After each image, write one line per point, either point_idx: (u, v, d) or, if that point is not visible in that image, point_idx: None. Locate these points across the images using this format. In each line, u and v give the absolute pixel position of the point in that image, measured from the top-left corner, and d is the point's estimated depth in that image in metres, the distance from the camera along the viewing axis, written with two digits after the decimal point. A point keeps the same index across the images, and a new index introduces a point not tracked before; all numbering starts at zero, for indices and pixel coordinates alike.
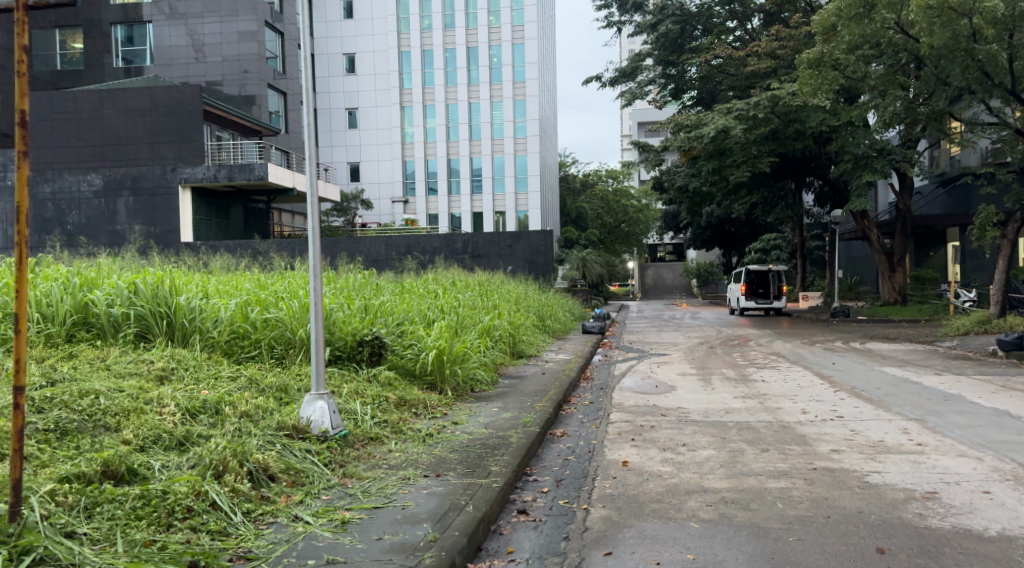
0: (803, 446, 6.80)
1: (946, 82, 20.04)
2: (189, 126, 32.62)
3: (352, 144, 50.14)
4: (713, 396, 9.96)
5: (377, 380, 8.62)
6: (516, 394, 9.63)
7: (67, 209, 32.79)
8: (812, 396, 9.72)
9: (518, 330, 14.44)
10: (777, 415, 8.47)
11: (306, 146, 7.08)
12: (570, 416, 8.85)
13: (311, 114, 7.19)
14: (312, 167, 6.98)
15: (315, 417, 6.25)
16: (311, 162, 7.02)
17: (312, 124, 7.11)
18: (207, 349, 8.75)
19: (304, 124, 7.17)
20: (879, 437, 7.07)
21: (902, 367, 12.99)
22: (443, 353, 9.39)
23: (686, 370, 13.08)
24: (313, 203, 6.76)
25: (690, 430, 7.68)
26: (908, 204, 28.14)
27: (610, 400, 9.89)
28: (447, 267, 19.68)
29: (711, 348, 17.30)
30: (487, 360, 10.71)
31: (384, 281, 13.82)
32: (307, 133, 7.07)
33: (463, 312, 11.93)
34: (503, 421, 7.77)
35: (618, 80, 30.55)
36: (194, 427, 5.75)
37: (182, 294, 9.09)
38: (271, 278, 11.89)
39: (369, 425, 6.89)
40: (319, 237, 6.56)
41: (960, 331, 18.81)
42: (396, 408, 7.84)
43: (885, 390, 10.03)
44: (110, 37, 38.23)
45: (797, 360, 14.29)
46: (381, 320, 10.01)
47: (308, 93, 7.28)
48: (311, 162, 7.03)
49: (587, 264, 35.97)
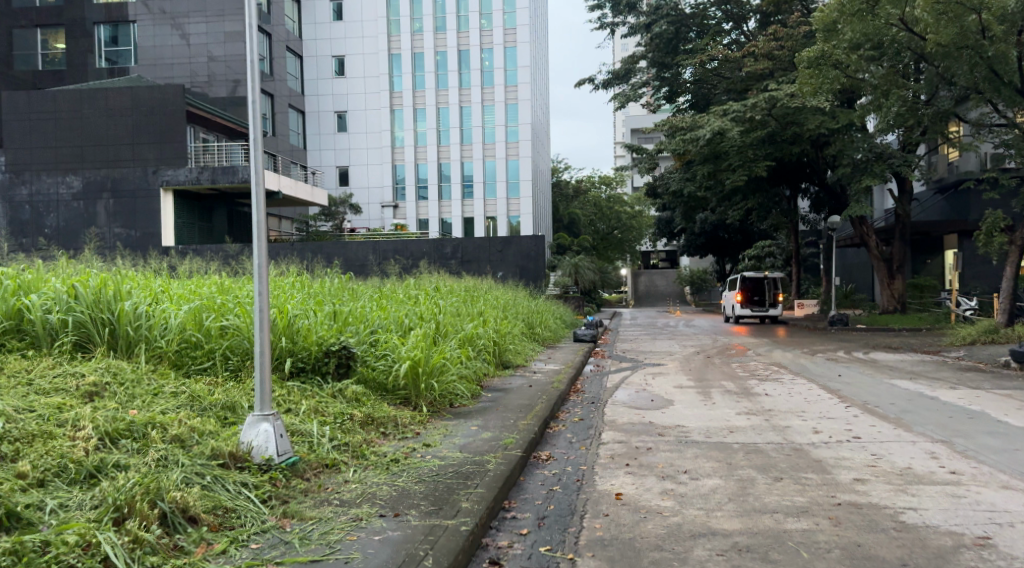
0: (821, 475, 5.95)
1: (952, 83, 19.25)
2: (170, 128, 31.56)
3: (341, 148, 48.57)
4: (714, 412, 9.09)
5: (343, 396, 7.75)
6: (498, 410, 8.73)
7: (45, 211, 32.10)
8: (823, 413, 8.87)
9: (505, 338, 13.57)
10: (788, 435, 7.60)
11: (251, 130, 6.14)
12: (557, 435, 7.99)
13: (258, 97, 6.21)
14: (258, 156, 6.08)
15: (257, 442, 5.39)
16: (256, 149, 6.08)
17: (257, 106, 6.15)
18: (154, 361, 7.86)
19: (249, 107, 6.20)
20: (906, 463, 6.24)
21: (913, 380, 12.14)
22: (418, 365, 8.51)
23: (684, 382, 12.21)
24: (259, 195, 5.88)
25: (691, 453, 6.83)
26: (907, 209, 27.38)
27: (602, 416, 9.02)
28: (432, 272, 18.82)
29: (709, 357, 16.50)
30: (469, 372, 9.81)
31: (362, 286, 12.97)
32: (253, 116, 6.11)
33: (444, 320, 11.03)
34: (481, 443, 6.89)
35: (611, 82, 29.65)
36: (112, 455, 4.89)
37: (128, 299, 8.20)
38: (232, 282, 10.99)
39: (325, 450, 6.02)
40: (265, 235, 5.67)
41: (966, 340, 18.03)
42: (360, 428, 6.97)
43: (901, 406, 9.21)
44: (94, 37, 37.72)
45: (800, 371, 13.48)
46: (350, 328, 9.12)
47: (254, 72, 6.35)
48: (257, 148, 6.09)
49: (580, 270, 35.27)
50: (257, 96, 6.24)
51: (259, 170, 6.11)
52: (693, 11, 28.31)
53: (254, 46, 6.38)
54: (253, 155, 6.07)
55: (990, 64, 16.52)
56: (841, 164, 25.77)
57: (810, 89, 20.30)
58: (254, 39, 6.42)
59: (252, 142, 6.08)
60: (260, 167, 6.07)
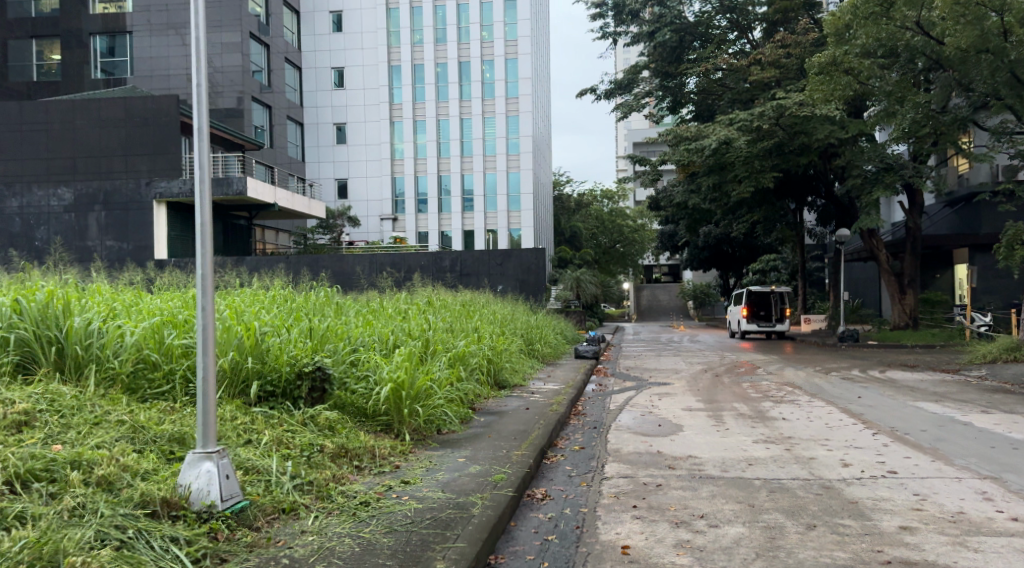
0: (861, 521, 5.12)
1: (971, 89, 18.40)
2: (163, 140, 30.87)
3: (340, 160, 47.90)
4: (728, 439, 8.24)
5: (314, 423, 6.94)
6: (490, 438, 7.89)
7: (35, 224, 31.22)
8: (849, 442, 8.01)
9: (501, 355, 12.73)
10: (814, 469, 6.76)
11: (196, 119, 5.03)
12: (555, 467, 7.16)
13: (203, 78, 5.13)
14: (203, 148, 4.95)
15: (196, 485, 4.56)
16: (202, 142, 4.97)
17: (203, 92, 5.05)
18: (104, 385, 7.02)
19: (193, 90, 5.08)
20: (956, 506, 5.43)
21: (938, 402, 11.26)
22: (401, 388, 7.71)
23: (693, 403, 11.37)
24: (202, 196, 4.83)
25: (707, 492, 5.99)
26: (918, 222, 26.56)
27: (605, 444, 8.17)
28: (427, 284, 17.98)
29: (717, 376, 15.69)
30: (458, 395, 8.97)
31: (348, 300, 12.15)
32: (198, 101, 5.03)
33: (432, 336, 10.21)
34: (468, 479, 6.04)
35: (613, 92, 28.81)
36: (17, 502, 4.06)
37: (78, 316, 7.34)
38: (203, 296, 10.17)
39: (284, 491, 5.19)
40: (210, 242, 4.79)
41: (985, 358, 17.15)
42: (329, 461, 6.15)
43: (933, 433, 8.38)
44: (89, 48, 37.07)
45: (816, 391, 12.64)
46: (328, 346, 8.26)
47: (199, 46, 5.21)
48: (202, 138, 5.01)
49: (581, 284, 34.49)
50: (204, 77, 5.13)
51: (205, 164, 5.03)
52: (696, 19, 27.39)
53: (200, 13, 5.24)
54: (197, 148, 4.94)
55: (1011, 69, 15.71)
56: (850, 175, 25.04)
57: (821, 95, 19.66)
58: (201, 7, 5.30)
59: (196, 133, 4.97)
60: (206, 161, 4.94)
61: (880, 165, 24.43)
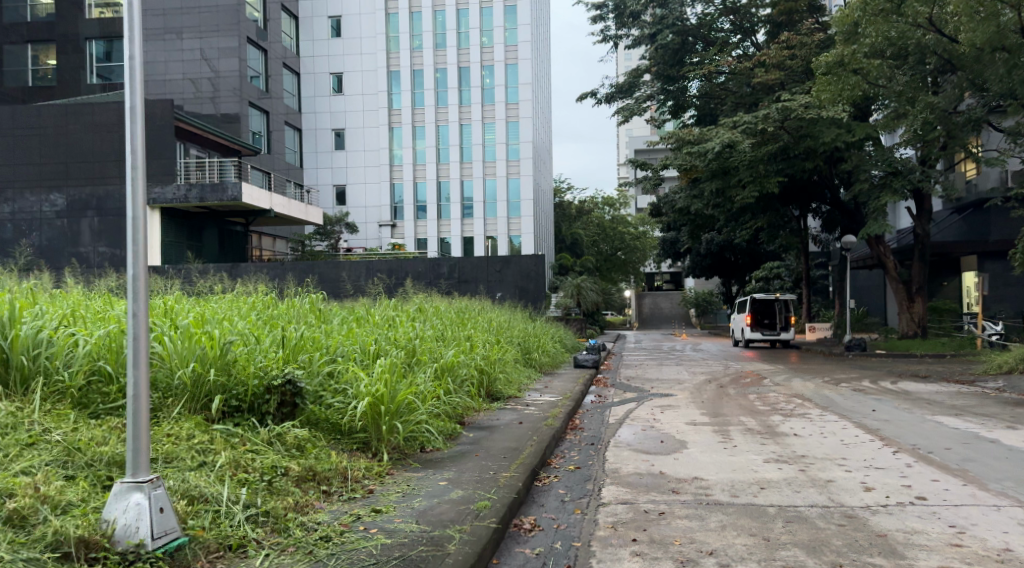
0: (895, 560, 4.50)
1: (983, 89, 17.81)
2: (159, 142, 30.07)
3: (338, 166, 47.35)
4: (737, 459, 7.60)
5: (281, 442, 6.29)
6: (477, 457, 7.25)
7: (28, 230, 30.76)
8: (867, 462, 7.35)
9: (495, 365, 12.07)
10: (833, 495, 6.11)
11: (127, 97, 4.27)
12: (548, 490, 6.51)
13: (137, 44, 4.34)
14: (136, 135, 4.24)
15: (123, 521, 3.93)
16: (135, 126, 4.24)
17: (136, 63, 4.25)
18: (52, 400, 6.34)
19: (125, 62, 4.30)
20: (1001, 541, 4.81)
21: (958, 416, 10.57)
22: (379, 402, 7.09)
23: (697, 418, 10.70)
24: (134, 189, 4.19)
25: (716, 521, 5.35)
26: (927, 228, 25.86)
27: (603, 464, 7.52)
28: (419, 291, 17.29)
29: (722, 387, 14.99)
30: (443, 409, 8.34)
31: (333, 307, 11.48)
32: (128, 74, 4.22)
33: (417, 346, 9.56)
34: (447, 507, 5.40)
35: (614, 96, 28.16)
36: None
37: (26, 323, 6.64)
38: (173, 302, 9.47)
39: (235, 524, 4.59)
40: (143, 241, 4.16)
41: (1001, 368, 16.47)
42: (293, 486, 5.52)
43: (960, 452, 7.75)
44: (85, 52, 36.24)
45: (827, 404, 12.01)
46: (303, 357, 7.60)
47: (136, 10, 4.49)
48: (135, 122, 4.27)
49: (582, 291, 33.71)
50: (138, 48, 4.35)
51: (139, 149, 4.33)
52: (698, 21, 26.91)
53: None
54: (129, 134, 4.24)
55: None
56: (858, 181, 24.33)
57: (828, 96, 18.95)
58: None
59: (126, 116, 4.22)
60: (138, 149, 4.23)
61: (887, 169, 23.87)
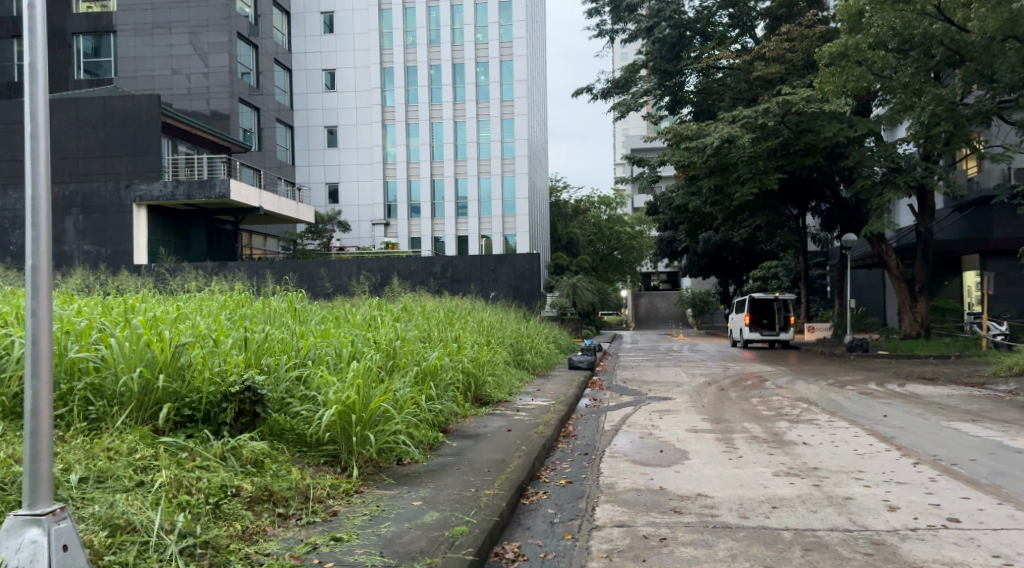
0: None
1: (994, 80, 17.17)
2: (145, 138, 29.26)
3: (330, 164, 46.64)
4: (743, 472, 6.94)
5: (236, 457, 5.61)
6: (458, 470, 6.58)
7: (11, 229, 29.58)
8: (888, 476, 6.67)
9: (484, 368, 11.39)
10: (854, 515, 5.44)
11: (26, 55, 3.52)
12: (536, 510, 5.84)
13: None
14: (36, 100, 3.52)
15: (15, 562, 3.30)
16: (35, 88, 3.52)
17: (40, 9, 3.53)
18: None
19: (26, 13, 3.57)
20: None
21: (975, 422, 9.93)
22: (350, 411, 6.40)
23: (698, 424, 10.03)
24: (36, 163, 3.49)
25: (724, 550, 4.68)
26: (930, 226, 25.21)
27: (597, 478, 6.85)
28: (406, 290, 16.58)
29: (722, 390, 14.31)
30: (422, 416, 7.66)
31: (309, 306, 10.78)
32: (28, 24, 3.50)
33: (397, 350, 8.87)
34: (418, 532, 4.76)
35: (610, 91, 27.45)
36: None
37: None
38: (132, 301, 8.75)
39: (165, 559, 3.95)
40: (44, 227, 3.47)
41: (1012, 370, 15.83)
42: (244, 509, 4.87)
43: (986, 463, 7.10)
44: (73, 48, 35.32)
45: (835, 408, 11.37)
46: (268, 360, 6.90)
47: None
48: (36, 84, 3.54)
49: (578, 291, 33.05)
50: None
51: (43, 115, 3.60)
52: (696, 15, 26.26)
53: None
54: (28, 99, 3.51)
55: None
56: (860, 177, 23.66)
57: (832, 88, 18.25)
58: None
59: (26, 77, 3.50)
60: (39, 117, 3.51)
61: (889, 166, 23.22)
